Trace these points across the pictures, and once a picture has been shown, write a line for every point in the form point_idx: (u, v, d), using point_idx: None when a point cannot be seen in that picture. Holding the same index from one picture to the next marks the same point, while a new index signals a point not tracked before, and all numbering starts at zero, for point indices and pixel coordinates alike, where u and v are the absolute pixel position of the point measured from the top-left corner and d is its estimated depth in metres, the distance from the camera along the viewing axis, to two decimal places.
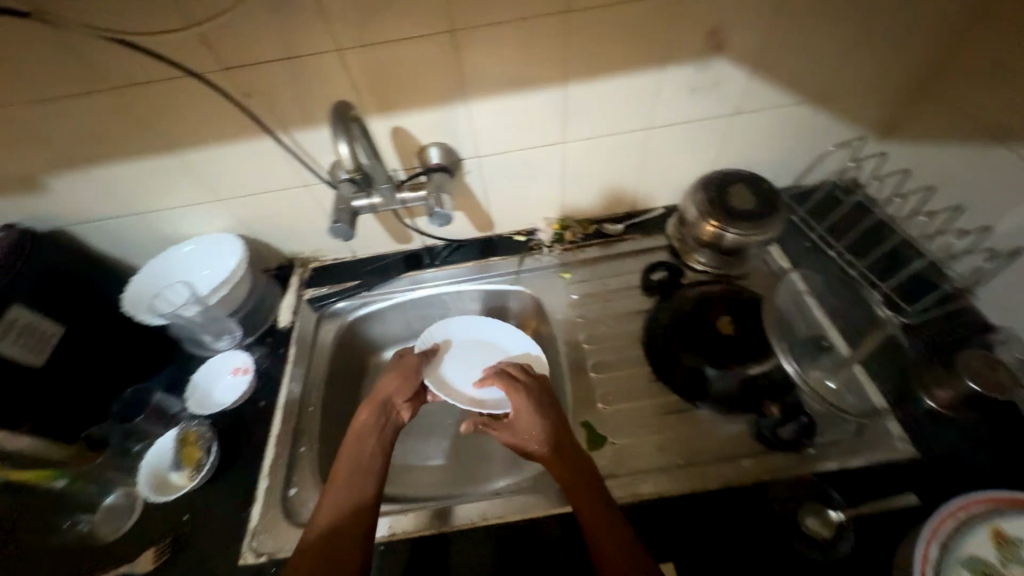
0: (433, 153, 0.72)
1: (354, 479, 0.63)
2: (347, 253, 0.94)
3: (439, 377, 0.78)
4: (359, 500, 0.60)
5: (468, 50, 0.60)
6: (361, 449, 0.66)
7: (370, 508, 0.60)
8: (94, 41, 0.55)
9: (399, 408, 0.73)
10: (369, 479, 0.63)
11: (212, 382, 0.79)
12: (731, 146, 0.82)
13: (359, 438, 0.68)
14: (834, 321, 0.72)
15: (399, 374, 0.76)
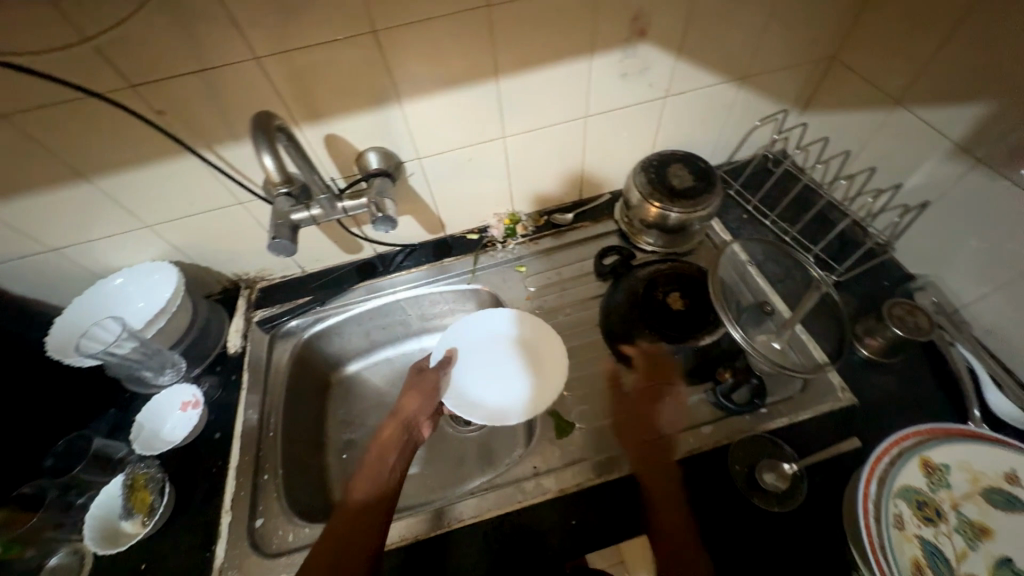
0: (372, 158, 0.70)
1: (373, 484, 0.62)
2: (296, 269, 0.90)
3: (460, 392, 0.75)
4: (376, 506, 0.60)
5: (394, 50, 0.59)
6: (380, 460, 0.64)
7: (384, 511, 0.60)
8: None
9: (421, 425, 0.70)
10: (388, 484, 0.62)
11: (159, 421, 0.74)
12: (666, 128, 0.85)
13: (380, 453, 0.65)
14: (775, 287, 0.77)
15: (420, 390, 0.72)
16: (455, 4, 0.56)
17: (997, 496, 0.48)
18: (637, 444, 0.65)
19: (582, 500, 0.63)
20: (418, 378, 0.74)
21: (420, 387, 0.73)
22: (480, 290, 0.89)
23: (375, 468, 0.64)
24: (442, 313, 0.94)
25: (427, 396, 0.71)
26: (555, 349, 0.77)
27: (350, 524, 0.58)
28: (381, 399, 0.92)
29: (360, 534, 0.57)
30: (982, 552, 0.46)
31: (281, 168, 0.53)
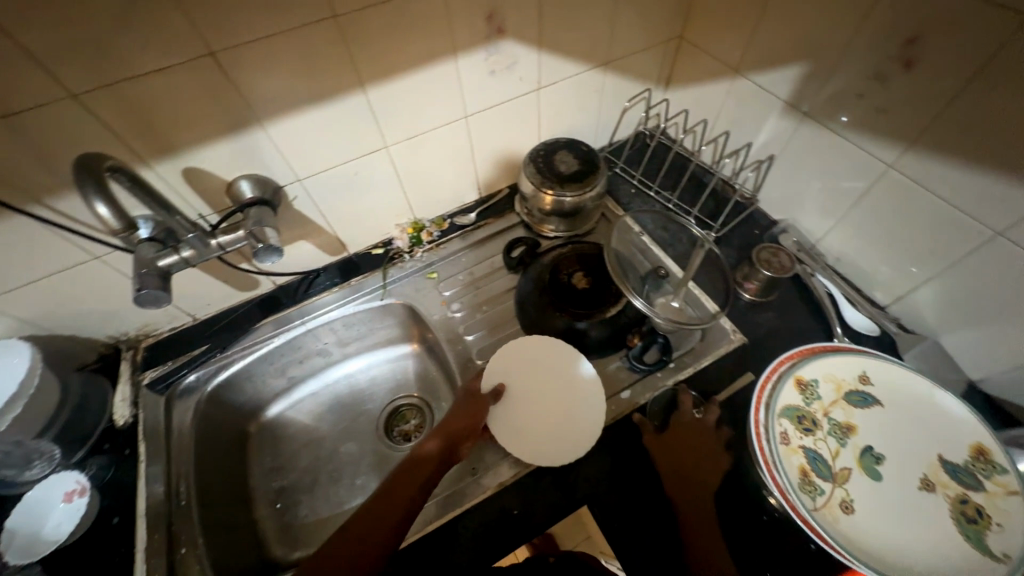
0: (244, 186, 0.65)
1: (409, 482, 0.60)
2: (187, 318, 0.82)
3: (503, 422, 0.67)
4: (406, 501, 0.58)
5: (241, 71, 0.56)
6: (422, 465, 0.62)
7: (411, 507, 0.58)
8: None
9: (467, 444, 0.64)
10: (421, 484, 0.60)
11: (34, 522, 0.64)
12: (547, 118, 0.88)
13: (417, 460, 0.63)
14: (667, 252, 0.84)
15: (466, 410, 0.67)
16: (298, 17, 0.54)
17: (856, 397, 0.56)
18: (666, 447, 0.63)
19: (522, 488, 0.64)
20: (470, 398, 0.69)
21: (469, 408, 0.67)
22: (394, 304, 0.87)
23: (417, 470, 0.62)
24: (361, 335, 0.91)
25: (475, 416, 0.66)
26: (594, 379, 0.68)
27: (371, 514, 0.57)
28: (311, 436, 0.89)
29: (382, 529, 0.55)
30: (849, 446, 0.54)
31: (120, 214, 0.49)
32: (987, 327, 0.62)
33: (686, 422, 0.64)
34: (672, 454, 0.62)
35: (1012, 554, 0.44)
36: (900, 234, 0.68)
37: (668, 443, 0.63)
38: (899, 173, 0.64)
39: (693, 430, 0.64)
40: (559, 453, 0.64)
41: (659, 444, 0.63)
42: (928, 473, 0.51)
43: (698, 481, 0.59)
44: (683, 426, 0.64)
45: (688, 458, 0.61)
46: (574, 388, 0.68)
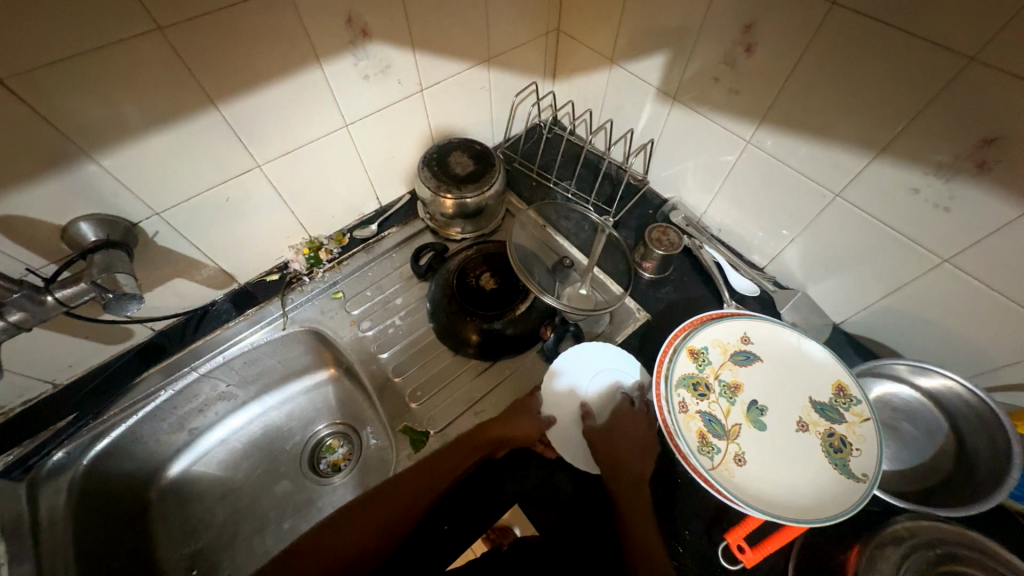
0: (84, 229, 0.57)
1: (419, 480, 0.64)
2: (45, 386, 0.70)
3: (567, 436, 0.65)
4: (413, 496, 0.62)
5: (46, 97, 0.47)
6: (442, 470, 0.65)
7: (417, 506, 0.61)
8: None
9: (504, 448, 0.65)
10: (434, 484, 0.63)
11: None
12: (436, 120, 0.86)
13: (437, 467, 0.66)
14: (572, 241, 0.86)
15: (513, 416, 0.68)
16: (111, 31, 0.47)
17: (740, 356, 0.62)
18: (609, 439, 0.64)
19: (450, 502, 0.61)
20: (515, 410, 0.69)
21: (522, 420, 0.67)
22: (299, 332, 0.81)
23: (434, 474, 0.65)
24: (268, 370, 0.84)
25: (527, 427, 0.66)
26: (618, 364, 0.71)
27: (364, 516, 0.63)
28: (226, 487, 0.81)
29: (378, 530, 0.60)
30: (738, 403, 0.59)
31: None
32: (839, 276, 0.72)
33: (625, 415, 0.66)
34: (615, 446, 0.63)
35: (869, 473, 0.52)
36: (765, 203, 0.75)
37: (608, 433, 0.65)
38: (757, 148, 0.71)
39: (627, 418, 0.66)
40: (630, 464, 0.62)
41: (603, 440, 0.64)
42: (802, 415, 0.58)
43: (636, 471, 0.61)
44: (620, 417, 0.66)
45: (626, 447, 0.63)
46: (557, 385, 0.69)
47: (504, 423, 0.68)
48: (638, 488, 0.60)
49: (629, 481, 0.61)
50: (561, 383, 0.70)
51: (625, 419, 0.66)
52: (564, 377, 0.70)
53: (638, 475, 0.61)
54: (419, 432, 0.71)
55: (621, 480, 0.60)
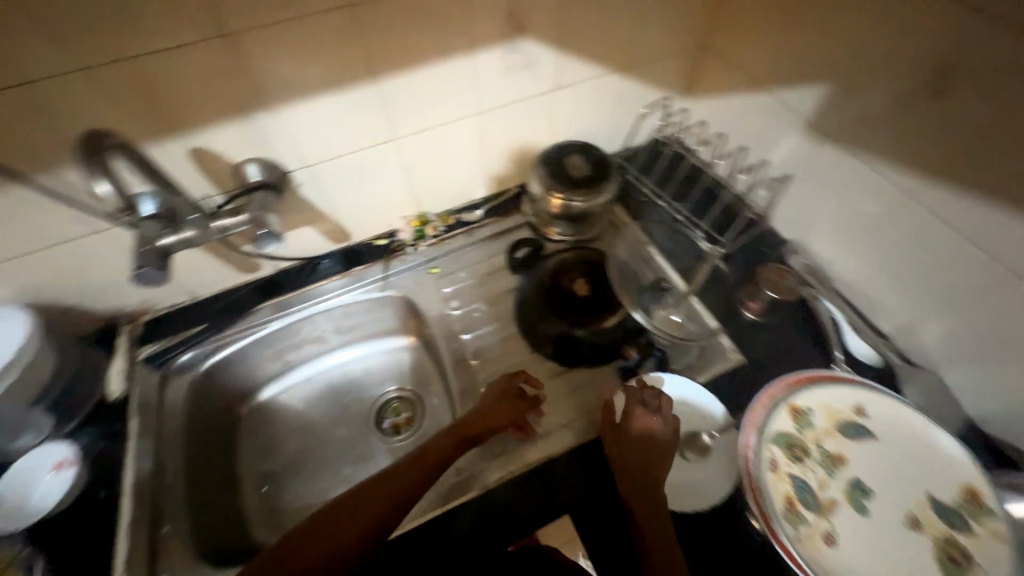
0: (251, 171, 0.65)
1: (393, 480, 0.58)
2: (185, 297, 0.82)
3: None
4: (387, 501, 0.56)
5: (253, 54, 0.55)
6: (417, 468, 0.60)
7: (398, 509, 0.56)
8: None
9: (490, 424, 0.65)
10: (413, 483, 0.58)
11: (27, 493, 0.63)
12: (561, 120, 0.86)
13: (410, 464, 0.61)
14: (672, 263, 0.82)
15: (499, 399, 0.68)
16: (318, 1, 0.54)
17: (849, 427, 0.56)
18: (624, 437, 0.60)
19: (505, 495, 0.62)
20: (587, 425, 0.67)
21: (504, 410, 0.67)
22: (394, 296, 0.86)
23: (411, 472, 0.59)
24: (359, 324, 0.91)
25: (517, 408, 0.67)
26: (703, 401, 0.66)
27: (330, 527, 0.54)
28: (302, 420, 0.89)
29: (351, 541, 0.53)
30: (839, 478, 0.53)
31: (121, 192, 0.51)
32: (1001, 367, 0.60)
33: (636, 413, 0.62)
34: (626, 459, 0.58)
35: None
36: (915, 266, 0.66)
37: (618, 439, 0.61)
38: (919, 204, 0.62)
39: (644, 417, 0.61)
40: (644, 463, 0.58)
41: (617, 439, 0.61)
42: (917, 511, 0.51)
43: (648, 490, 0.55)
44: (636, 415, 0.62)
45: (638, 461, 0.58)
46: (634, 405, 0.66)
47: (494, 408, 0.67)
48: (653, 499, 0.55)
49: (642, 502, 0.55)
50: None
51: (639, 420, 0.61)
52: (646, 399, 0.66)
53: (653, 492, 0.55)
54: None
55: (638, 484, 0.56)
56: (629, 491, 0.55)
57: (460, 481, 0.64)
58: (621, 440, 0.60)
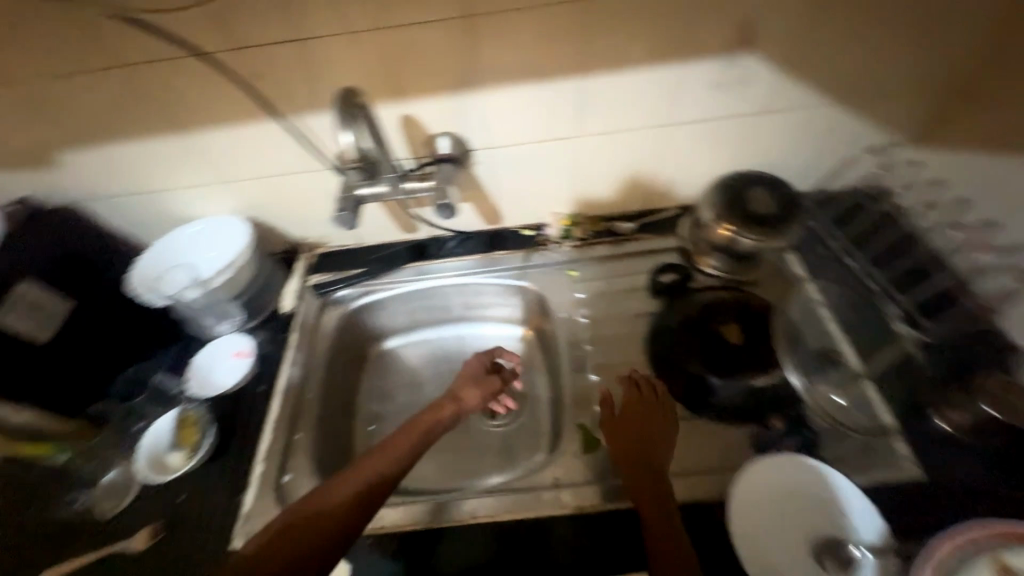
0: (443, 143, 0.70)
1: (360, 477, 0.58)
2: (353, 241, 0.92)
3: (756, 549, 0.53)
4: (352, 496, 0.56)
5: (485, 37, 0.59)
6: (382, 460, 0.60)
7: (364, 504, 0.55)
8: (121, 26, 0.56)
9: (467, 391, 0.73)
10: (379, 478, 0.58)
11: (213, 367, 0.76)
12: (753, 148, 0.78)
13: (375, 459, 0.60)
14: (848, 334, 0.70)
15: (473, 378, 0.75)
16: None
17: None
18: (623, 426, 0.64)
19: (604, 524, 0.58)
20: (714, 485, 0.59)
21: (468, 385, 0.74)
22: (528, 288, 0.87)
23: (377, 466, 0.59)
24: (485, 306, 0.93)
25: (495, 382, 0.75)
26: (861, 507, 0.55)
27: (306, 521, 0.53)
28: (414, 379, 0.91)
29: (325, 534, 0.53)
30: None
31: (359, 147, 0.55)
32: None
33: (633, 403, 0.66)
34: (626, 458, 0.60)
35: None
36: None
37: (619, 434, 0.63)
38: None
39: (640, 408, 0.65)
40: (638, 452, 0.61)
41: (615, 428, 0.64)
42: None
43: (652, 486, 0.56)
44: (632, 407, 0.65)
45: (641, 456, 0.60)
46: (772, 486, 0.57)
47: (464, 385, 0.73)
48: (655, 486, 0.57)
49: (649, 499, 0.55)
50: (783, 487, 0.57)
51: (636, 407, 0.65)
52: (789, 483, 0.57)
53: (655, 477, 0.57)
54: (593, 436, 0.68)
55: (637, 472, 0.58)
56: (635, 485, 0.57)
57: (558, 494, 0.62)
58: (622, 426, 0.64)
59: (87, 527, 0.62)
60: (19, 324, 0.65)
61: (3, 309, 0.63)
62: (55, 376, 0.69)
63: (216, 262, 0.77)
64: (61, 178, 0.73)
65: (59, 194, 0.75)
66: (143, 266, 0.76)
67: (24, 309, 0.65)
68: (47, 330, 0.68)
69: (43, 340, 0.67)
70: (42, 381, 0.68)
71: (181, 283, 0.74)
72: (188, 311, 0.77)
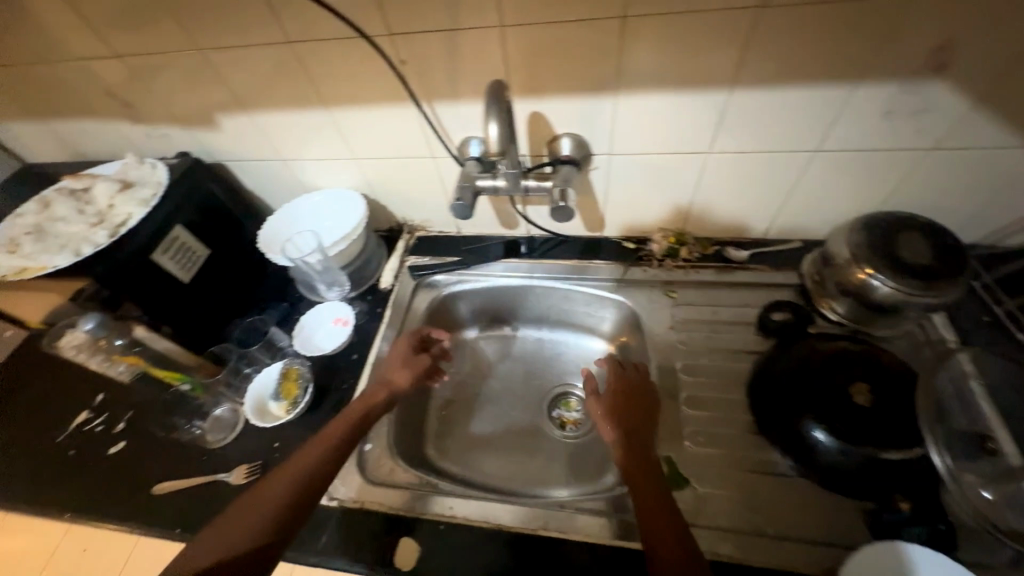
0: (565, 144, 0.69)
1: (293, 472, 0.57)
2: (452, 228, 0.94)
3: None
4: (289, 487, 0.56)
5: (636, 39, 0.56)
6: (316, 451, 0.60)
7: (301, 495, 0.56)
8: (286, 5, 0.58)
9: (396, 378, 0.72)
10: (314, 467, 0.58)
11: (316, 328, 0.82)
12: (911, 187, 0.68)
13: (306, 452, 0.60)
14: (1007, 422, 0.58)
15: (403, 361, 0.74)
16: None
17: None
18: (616, 405, 0.67)
19: None
20: (807, 553, 0.56)
21: (405, 365, 0.74)
22: (622, 305, 0.84)
23: (310, 459, 0.59)
24: (571, 313, 0.90)
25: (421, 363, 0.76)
26: None
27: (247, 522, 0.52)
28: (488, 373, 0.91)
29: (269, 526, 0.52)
30: None
31: (501, 139, 0.51)
32: None
33: (619, 384, 0.69)
34: (614, 436, 0.63)
35: None
36: None
37: (610, 413, 0.66)
38: None
39: (627, 387, 0.69)
40: (624, 430, 0.64)
41: (613, 406, 0.67)
42: None
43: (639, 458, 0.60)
44: (621, 387, 0.69)
45: (627, 433, 0.63)
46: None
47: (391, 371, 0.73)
48: (647, 467, 0.59)
49: (636, 470, 0.59)
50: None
51: (624, 388, 0.69)
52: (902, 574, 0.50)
53: (647, 454, 0.61)
54: (679, 473, 0.64)
55: (632, 453, 0.61)
56: (624, 460, 0.60)
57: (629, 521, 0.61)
58: (622, 405, 0.67)
59: (199, 453, 0.70)
60: (169, 265, 0.72)
61: (162, 249, 0.71)
62: (189, 315, 0.76)
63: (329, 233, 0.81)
64: (215, 138, 0.81)
65: (212, 152, 0.84)
66: (272, 227, 0.83)
67: (174, 252, 0.73)
68: (188, 272, 0.76)
69: (186, 281, 0.76)
70: (182, 315, 0.75)
71: (308, 248, 0.80)
72: (305, 274, 0.83)
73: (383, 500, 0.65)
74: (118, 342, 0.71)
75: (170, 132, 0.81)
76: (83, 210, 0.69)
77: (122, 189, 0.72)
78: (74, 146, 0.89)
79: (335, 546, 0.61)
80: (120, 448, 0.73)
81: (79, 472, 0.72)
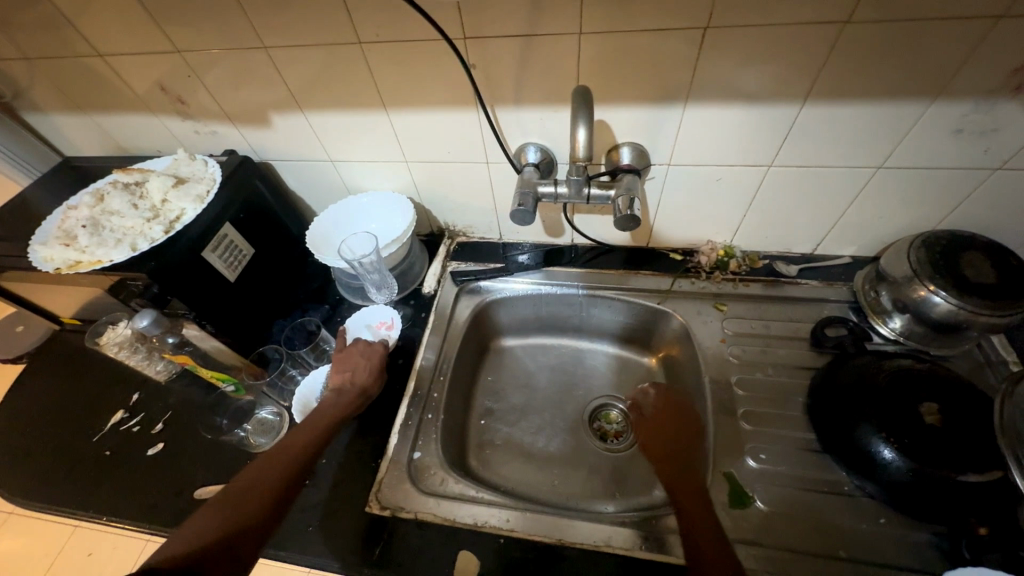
0: (624, 153, 0.69)
1: (284, 453, 0.58)
2: (494, 235, 0.93)
3: None
4: (280, 467, 0.56)
5: (714, 49, 0.56)
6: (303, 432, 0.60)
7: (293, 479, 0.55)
8: (363, 7, 0.58)
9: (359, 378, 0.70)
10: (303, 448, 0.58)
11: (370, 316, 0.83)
12: (969, 207, 0.69)
13: (283, 447, 0.58)
14: None
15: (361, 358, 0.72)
16: (819, 12, 0.51)
17: None
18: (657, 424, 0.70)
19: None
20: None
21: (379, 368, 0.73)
22: (670, 316, 0.82)
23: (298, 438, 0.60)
24: (613, 323, 0.89)
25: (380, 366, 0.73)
26: None
27: (229, 519, 0.50)
28: (528, 382, 0.89)
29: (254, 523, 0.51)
30: None
31: (587, 143, 0.54)
32: None
33: (661, 407, 0.72)
34: (658, 457, 0.66)
35: None
36: None
37: (649, 433, 0.70)
38: None
39: (670, 409, 0.71)
40: (669, 451, 0.66)
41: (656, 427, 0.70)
42: None
43: (687, 479, 0.61)
44: (661, 409, 0.72)
45: (672, 454, 0.66)
46: None
47: (350, 367, 0.71)
48: (694, 491, 0.60)
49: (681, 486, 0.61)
50: None
51: (663, 409, 0.72)
52: None
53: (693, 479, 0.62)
54: (743, 490, 0.63)
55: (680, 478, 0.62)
56: (670, 476, 0.62)
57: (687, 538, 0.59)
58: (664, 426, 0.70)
59: (243, 456, 0.68)
60: (216, 262, 0.71)
61: (212, 247, 0.70)
62: (233, 315, 0.75)
63: (376, 237, 0.81)
64: (266, 137, 0.80)
65: (261, 151, 0.83)
66: (321, 228, 0.82)
67: (223, 250, 0.72)
68: (234, 272, 0.75)
69: (232, 280, 0.74)
70: (227, 314, 0.74)
71: (361, 249, 0.80)
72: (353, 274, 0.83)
73: (434, 510, 0.63)
74: (170, 340, 0.69)
75: (219, 129, 0.80)
76: (135, 205, 0.68)
77: (176, 184, 0.70)
78: (118, 141, 0.88)
79: (389, 557, 0.59)
80: (158, 449, 0.71)
81: (115, 474, 0.69)
